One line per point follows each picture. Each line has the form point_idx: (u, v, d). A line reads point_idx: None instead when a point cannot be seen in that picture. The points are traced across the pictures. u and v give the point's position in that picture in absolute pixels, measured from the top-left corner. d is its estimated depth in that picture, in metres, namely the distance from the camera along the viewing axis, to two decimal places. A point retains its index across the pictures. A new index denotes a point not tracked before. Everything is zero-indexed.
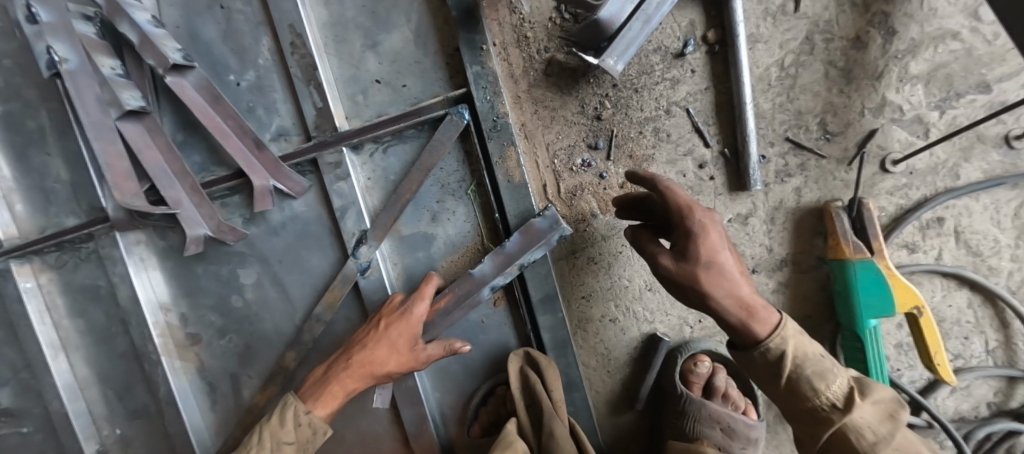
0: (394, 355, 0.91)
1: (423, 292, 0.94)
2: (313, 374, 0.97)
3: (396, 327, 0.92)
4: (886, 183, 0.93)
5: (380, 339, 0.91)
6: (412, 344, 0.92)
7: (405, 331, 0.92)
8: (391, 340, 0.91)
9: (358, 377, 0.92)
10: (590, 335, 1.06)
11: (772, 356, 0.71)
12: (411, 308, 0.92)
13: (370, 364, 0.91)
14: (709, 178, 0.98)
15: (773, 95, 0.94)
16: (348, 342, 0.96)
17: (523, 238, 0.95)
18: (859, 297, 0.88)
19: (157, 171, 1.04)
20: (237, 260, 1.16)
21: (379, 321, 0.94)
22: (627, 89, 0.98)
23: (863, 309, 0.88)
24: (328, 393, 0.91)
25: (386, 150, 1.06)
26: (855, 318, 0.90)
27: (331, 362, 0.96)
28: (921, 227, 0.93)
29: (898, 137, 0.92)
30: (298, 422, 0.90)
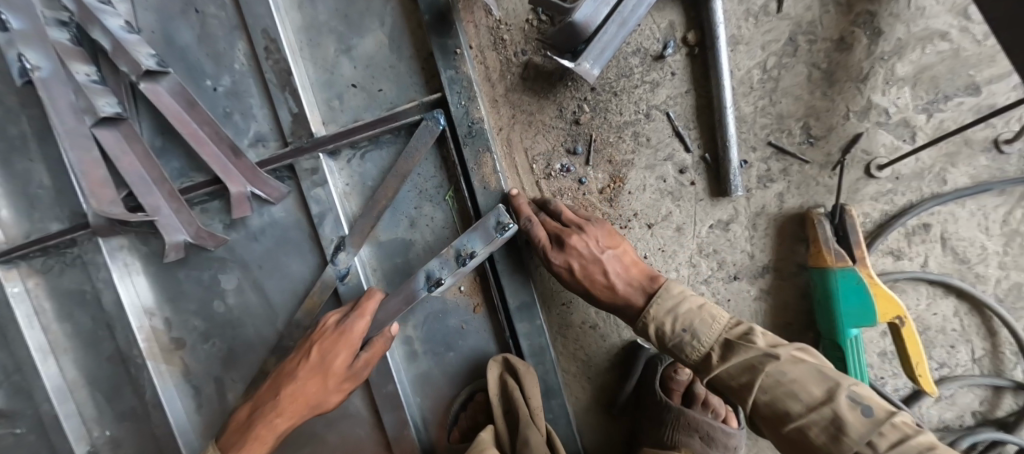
0: (332, 379, 0.90)
1: (361, 310, 0.92)
2: (241, 411, 0.94)
3: (333, 350, 0.90)
4: (869, 189, 0.91)
5: (316, 366, 0.90)
6: (350, 364, 0.91)
7: (343, 350, 0.90)
8: (329, 363, 0.89)
9: (294, 410, 0.90)
10: (570, 342, 1.05)
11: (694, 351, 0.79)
12: (346, 328, 0.91)
13: (306, 393, 0.90)
14: (689, 184, 0.96)
15: (755, 98, 0.92)
16: (281, 373, 0.94)
17: (469, 233, 0.93)
18: (840, 305, 0.87)
19: (135, 177, 1.04)
20: (218, 265, 1.16)
21: (314, 346, 0.91)
22: (605, 93, 0.96)
23: (844, 317, 0.87)
24: (255, 431, 0.89)
25: (363, 155, 1.05)
26: (837, 325, 0.88)
27: (261, 400, 0.93)
28: (906, 233, 0.91)
29: (883, 141, 0.90)
30: None
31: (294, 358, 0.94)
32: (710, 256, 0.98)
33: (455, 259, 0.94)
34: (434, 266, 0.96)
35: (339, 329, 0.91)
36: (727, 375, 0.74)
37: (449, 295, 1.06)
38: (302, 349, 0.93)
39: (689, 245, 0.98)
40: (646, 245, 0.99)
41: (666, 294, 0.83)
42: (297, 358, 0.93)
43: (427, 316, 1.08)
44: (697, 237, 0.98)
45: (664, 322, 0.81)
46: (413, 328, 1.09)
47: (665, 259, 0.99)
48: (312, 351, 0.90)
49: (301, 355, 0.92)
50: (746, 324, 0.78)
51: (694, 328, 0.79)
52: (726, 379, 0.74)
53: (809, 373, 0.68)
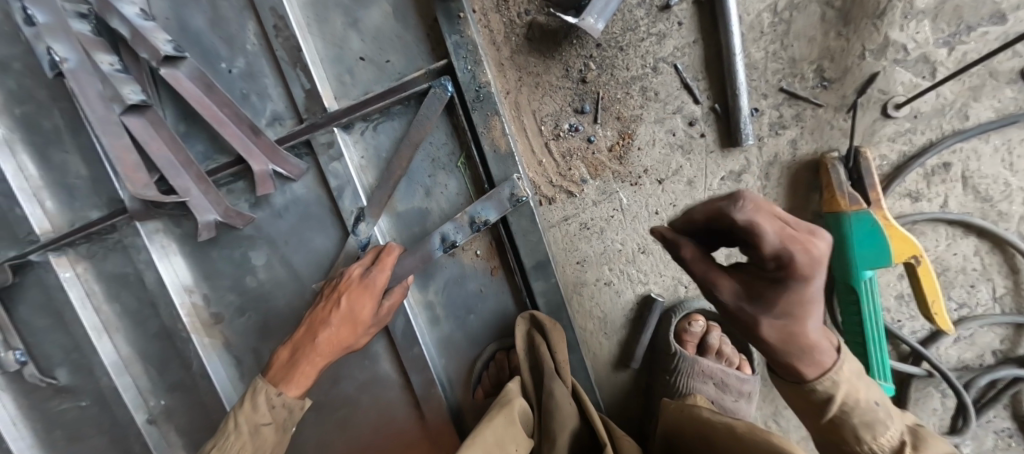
0: (363, 325, 0.94)
1: (384, 263, 0.95)
2: (277, 356, 0.93)
3: (360, 300, 0.93)
4: (887, 130, 0.89)
5: (347, 315, 0.92)
6: (376, 312, 0.95)
7: (370, 301, 0.93)
8: (358, 313, 0.93)
9: (329, 354, 0.93)
10: (585, 299, 1.08)
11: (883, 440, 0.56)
12: (372, 280, 0.93)
13: (340, 339, 0.93)
14: (700, 136, 0.96)
15: (766, 43, 0.90)
16: (310, 321, 0.94)
17: (483, 201, 0.97)
18: (855, 249, 0.86)
19: (164, 161, 1.09)
20: (247, 242, 1.22)
21: (341, 297, 0.93)
22: (611, 48, 0.95)
23: (858, 260, 0.86)
24: (298, 374, 0.90)
25: (375, 128, 1.08)
26: (851, 268, 0.87)
27: (294, 345, 0.93)
28: (926, 173, 0.89)
29: (901, 79, 0.87)
30: (270, 404, 0.88)
31: (320, 309, 0.95)
32: None
33: (469, 227, 0.99)
34: (450, 231, 1.01)
35: (365, 280, 0.93)
36: None
37: (466, 259, 1.10)
38: (329, 300, 0.94)
39: (701, 198, 0.99)
40: (657, 200, 1.00)
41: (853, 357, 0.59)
42: (325, 308, 0.94)
43: (447, 281, 1.13)
44: (709, 190, 0.98)
45: (856, 387, 0.58)
46: (434, 293, 1.14)
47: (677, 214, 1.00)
48: (342, 301, 0.92)
49: (330, 305, 0.94)
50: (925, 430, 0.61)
51: (886, 403, 0.59)
52: None
53: None
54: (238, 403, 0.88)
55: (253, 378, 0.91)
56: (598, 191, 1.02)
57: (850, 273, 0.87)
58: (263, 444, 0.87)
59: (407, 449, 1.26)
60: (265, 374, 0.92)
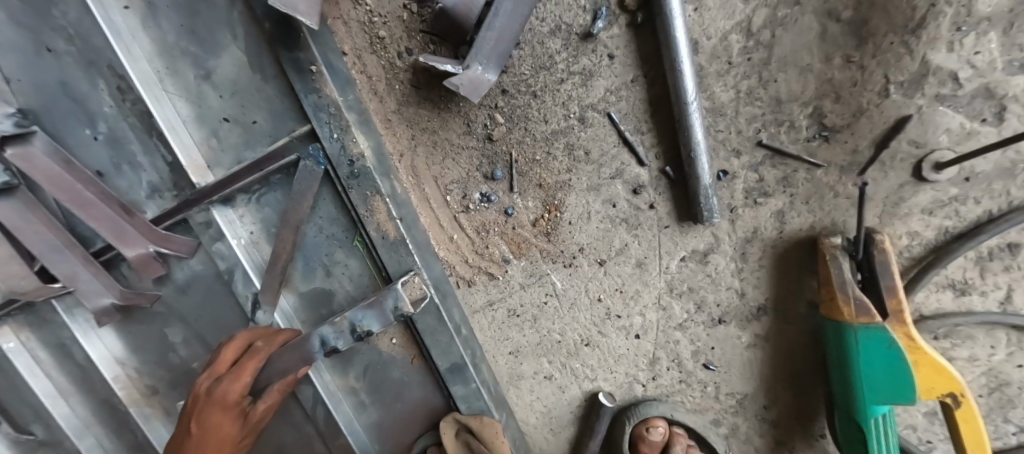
0: (226, 446, 0.79)
1: (238, 372, 0.77)
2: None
3: (213, 421, 0.76)
4: (922, 198, 0.60)
5: (200, 441, 0.77)
6: (242, 425, 0.79)
7: (224, 418, 0.77)
8: (214, 437, 0.77)
9: None
10: (524, 392, 0.90)
11: None
12: (224, 396, 0.76)
13: None
14: (648, 207, 0.71)
15: (735, 78, 0.62)
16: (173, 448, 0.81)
17: (364, 308, 0.76)
18: (862, 374, 0.61)
19: (41, 247, 0.93)
20: (159, 320, 1.11)
21: (191, 419, 0.77)
22: (522, 94, 0.69)
23: (865, 388, 0.61)
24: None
25: (259, 200, 0.90)
26: (854, 396, 0.62)
27: None
28: (978, 258, 0.62)
29: (948, 125, 0.57)
30: None
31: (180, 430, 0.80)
32: (684, 297, 0.75)
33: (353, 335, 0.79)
34: (329, 336, 0.80)
35: (213, 396, 0.76)
36: None
37: (383, 347, 0.95)
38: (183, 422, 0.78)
39: (655, 283, 0.75)
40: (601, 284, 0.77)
41: None
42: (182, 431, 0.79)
43: (366, 367, 0.97)
44: (665, 273, 0.74)
45: None
46: (355, 379, 0.98)
47: (625, 301, 0.78)
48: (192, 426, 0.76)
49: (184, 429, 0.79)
50: None
51: None
52: None
53: None
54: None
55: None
56: (524, 273, 0.80)
57: (851, 400, 0.63)
58: None
59: None
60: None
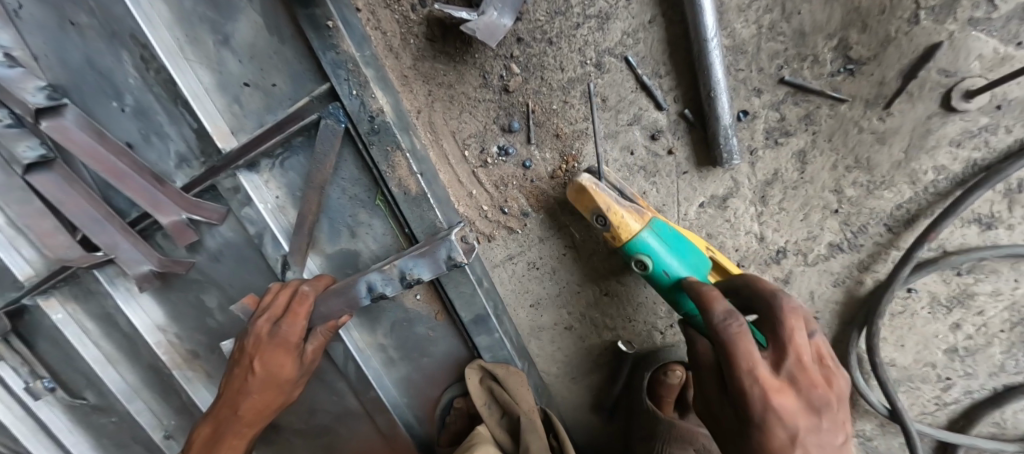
0: (288, 384, 0.83)
1: (295, 317, 0.79)
2: (205, 424, 0.85)
3: (277, 362, 0.80)
4: (950, 129, 0.60)
5: (265, 380, 0.80)
6: (301, 365, 0.83)
7: (286, 358, 0.80)
8: (276, 375, 0.80)
9: (257, 421, 0.84)
10: (545, 344, 0.93)
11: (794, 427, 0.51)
12: (285, 339, 0.79)
13: (265, 401, 0.83)
14: (666, 153, 0.71)
15: (757, 12, 0.60)
16: (228, 388, 0.83)
17: (416, 254, 0.76)
18: (662, 260, 0.64)
19: (84, 218, 0.91)
20: (196, 287, 1.08)
21: (253, 361, 0.80)
22: (538, 42, 0.69)
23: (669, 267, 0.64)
24: (227, 446, 0.84)
25: (282, 164, 0.92)
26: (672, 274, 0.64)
27: (218, 417, 0.84)
28: (1007, 190, 0.61)
29: (981, 50, 0.55)
30: None
31: (236, 370, 0.82)
32: (704, 243, 0.75)
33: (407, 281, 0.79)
34: (376, 283, 0.80)
35: (276, 340, 0.79)
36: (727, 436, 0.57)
37: (408, 303, 0.97)
38: (241, 364, 0.81)
39: (674, 231, 0.75)
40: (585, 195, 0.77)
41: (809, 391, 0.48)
42: (240, 372, 0.81)
43: (392, 323, 1.01)
44: (684, 221, 0.74)
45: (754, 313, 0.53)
46: (383, 337, 1.03)
47: None
48: (255, 365, 0.79)
49: (243, 369, 0.81)
50: None
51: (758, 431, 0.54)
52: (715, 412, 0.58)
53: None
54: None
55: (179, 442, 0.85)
56: (543, 226, 0.82)
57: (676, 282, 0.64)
58: None
59: None
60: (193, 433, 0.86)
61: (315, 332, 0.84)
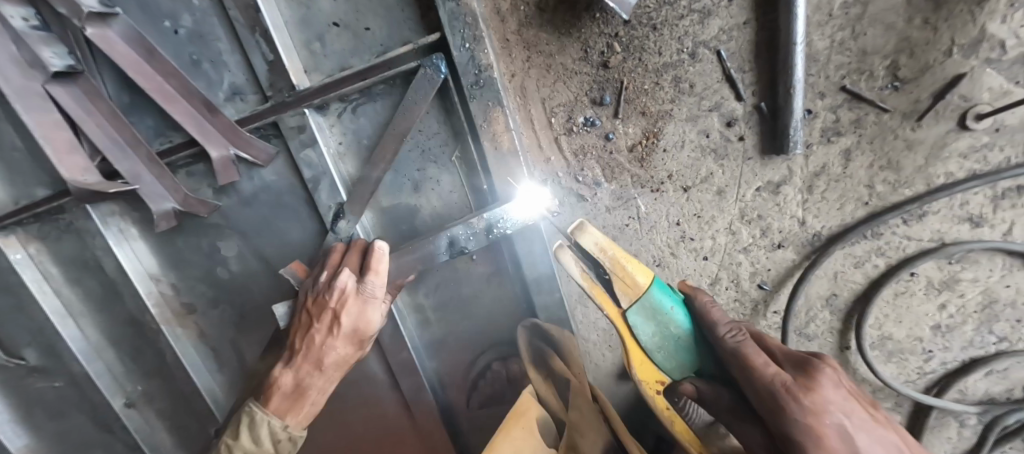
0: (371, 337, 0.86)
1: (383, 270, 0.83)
2: (280, 382, 0.83)
3: (365, 313, 0.83)
4: (961, 144, 0.76)
5: (353, 331, 0.83)
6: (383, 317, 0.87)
7: (373, 311, 0.84)
8: (364, 327, 0.84)
9: (338, 373, 0.86)
10: (590, 312, 0.99)
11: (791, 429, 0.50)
12: (374, 294, 0.82)
13: (349, 353, 0.85)
14: (738, 139, 0.82)
15: (832, 29, 0.73)
16: (309, 343, 0.83)
17: (513, 203, 0.83)
18: (661, 301, 0.61)
19: (104, 140, 0.93)
20: (215, 232, 1.08)
21: (341, 314, 0.82)
22: (643, 26, 0.78)
23: (678, 318, 0.61)
24: (308, 403, 0.83)
25: (354, 110, 0.91)
26: (678, 328, 0.61)
27: (298, 373, 0.83)
28: (993, 197, 0.78)
29: (991, 84, 0.72)
30: (276, 439, 0.81)
31: (319, 325, 0.83)
32: (753, 223, 0.87)
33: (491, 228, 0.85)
34: (461, 237, 0.85)
35: (366, 292, 0.82)
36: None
37: (461, 264, 0.99)
38: (324, 320, 0.82)
39: (730, 210, 0.86)
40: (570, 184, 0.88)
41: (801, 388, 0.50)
42: (322, 328, 0.83)
43: (437, 285, 1.02)
44: (741, 202, 0.85)
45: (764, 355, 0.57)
46: (424, 297, 1.03)
47: (701, 225, 0.88)
48: (343, 321, 0.81)
49: (326, 325, 0.82)
50: None
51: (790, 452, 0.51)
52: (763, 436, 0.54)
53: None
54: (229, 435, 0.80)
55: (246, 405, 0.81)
56: (613, 196, 0.89)
57: (676, 337, 0.61)
58: None
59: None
60: (263, 394, 0.83)
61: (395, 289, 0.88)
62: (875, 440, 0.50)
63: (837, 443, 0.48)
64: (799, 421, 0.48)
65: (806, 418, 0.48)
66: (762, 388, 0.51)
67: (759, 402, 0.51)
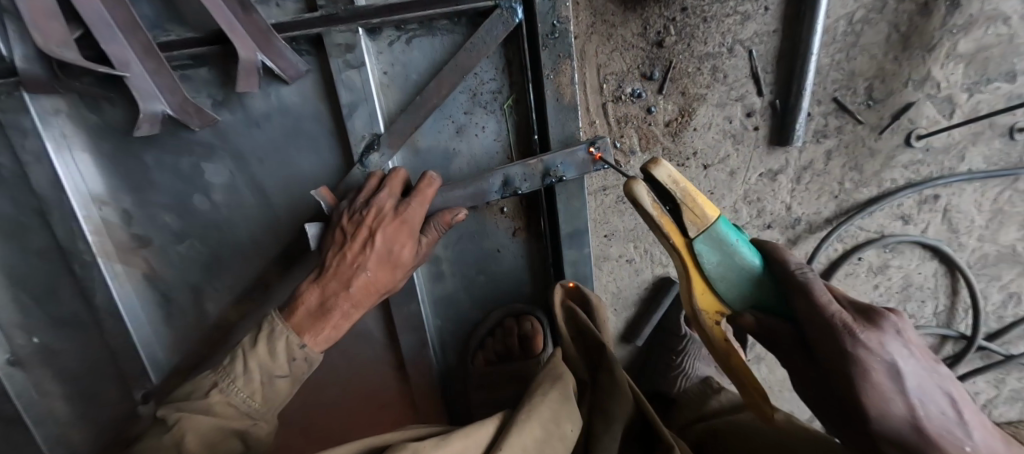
0: (402, 268, 0.81)
1: (422, 197, 0.80)
2: (303, 298, 0.78)
3: (399, 240, 0.79)
4: (904, 157, 0.99)
5: (384, 257, 0.79)
6: (417, 252, 0.82)
7: (407, 239, 0.80)
8: (396, 254, 0.79)
9: (365, 303, 0.80)
10: (604, 273, 1.07)
11: (899, 396, 0.45)
12: (411, 218, 0.79)
13: (378, 280, 0.80)
14: (753, 128, 0.97)
15: (834, 51, 0.92)
16: (339, 262, 0.79)
17: (580, 157, 0.89)
18: (740, 246, 0.56)
19: (93, 13, 0.74)
20: (205, 151, 0.93)
21: (374, 234, 0.78)
22: (695, 16, 0.89)
23: (747, 256, 0.56)
24: (329, 325, 0.77)
25: (409, 41, 0.88)
26: (745, 262, 0.56)
27: (324, 291, 0.78)
28: (919, 201, 1.02)
29: (928, 114, 0.96)
30: (291, 356, 0.74)
31: (350, 244, 0.79)
32: (752, 204, 1.03)
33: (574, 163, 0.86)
34: (516, 178, 0.90)
35: (400, 214, 0.79)
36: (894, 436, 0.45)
37: (489, 215, 0.99)
38: (356, 239, 0.78)
39: (737, 190, 1.02)
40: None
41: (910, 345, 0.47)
42: (353, 247, 0.79)
43: (460, 236, 1.00)
44: (746, 184, 1.02)
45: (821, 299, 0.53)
46: (442, 248, 1.01)
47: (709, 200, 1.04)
48: (375, 241, 0.77)
49: (357, 245, 0.78)
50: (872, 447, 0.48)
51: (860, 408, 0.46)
52: (890, 427, 0.45)
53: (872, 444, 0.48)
54: (249, 342, 0.75)
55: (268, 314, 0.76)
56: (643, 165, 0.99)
57: (744, 273, 0.56)
58: (277, 395, 0.74)
59: (378, 411, 1.13)
60: (287, 308, 0.78)
61: (432, 222, 0.83)
62: (926, 382, 0.46)
63: (891, 381, 0.45)
64: (852, 354, 0.45)
65: (866, 356, 0.45)
66: (817, 322, 0.48)
67: (812, 334, 0.48)
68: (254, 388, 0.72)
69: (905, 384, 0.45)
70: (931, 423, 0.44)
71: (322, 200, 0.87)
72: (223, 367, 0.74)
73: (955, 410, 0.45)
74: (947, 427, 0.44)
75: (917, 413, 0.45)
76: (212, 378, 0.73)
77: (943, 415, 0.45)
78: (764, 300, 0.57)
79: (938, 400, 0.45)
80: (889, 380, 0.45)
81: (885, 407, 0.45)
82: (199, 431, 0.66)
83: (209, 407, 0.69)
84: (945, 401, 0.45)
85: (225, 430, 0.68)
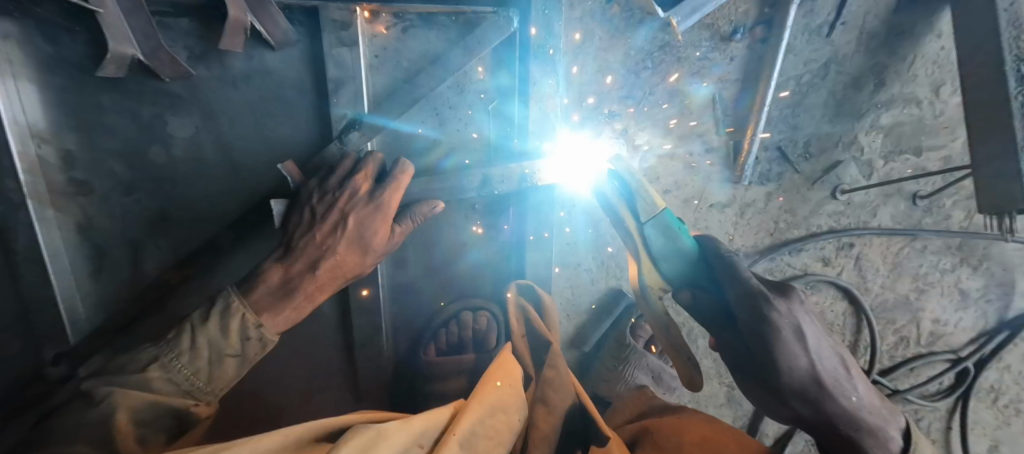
0: (372, 255, 0.81)
1: (397, 186, 0.80)
2: (265, 276, 0.75)
3: (372, 226, 0.79)
4: (829, 207, 1.13)
5: (354, 243, 0.78)
6: (388, 240, 0.82)
7: (382, 227, 0.80)
8: (368, 240, 0.79)
9: (330, 286, 0.79)
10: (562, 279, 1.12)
11: (804, 354, 0.60)
12: (385, 206, 0.79)
13: (345, 265, 0.79)
14: (708, 163, 1.08)
15: (782, 106, 1.04)
16: (306, 243, 0.78)
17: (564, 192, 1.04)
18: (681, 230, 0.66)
19: None
20: (173, 103, 0.89)
21: (346, 218, 0.77)
22: (671, 55, 0.98)
23: (687, 238, 0.66)
24: (291, 306, 0.75)
25: (405, 30, 0.91)
26: (684, 243, 0.65)
27: (289, 273, 0.76)
28: (837, 246, 1.17)
29: (852, 172, 1.10)
30: (245, 333, 0.71)
31: (319, 225, 0.78)
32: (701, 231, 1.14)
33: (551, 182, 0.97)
34: (495, 179, 0.93)
35: (375, 202, 0.78)
36: (796, 384, 0.60)
37: (460, 209, 1.02)
38: (328, 219, 0.77)
39: (689, 216, 1.12)
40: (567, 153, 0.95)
41: (807, 313, 0.63)
42: (324, 227, 0.78)
43: (429, 226, 1.02)
44: (697, 212, 1.12)
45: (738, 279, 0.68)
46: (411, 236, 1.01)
47: None
48: (347, 224, 0.77)
49: (328, 226, 0.78)
50: (779, 400, 0.63)
51: (775, 363, 0.59)
52: (794, 376, 0.60)
53: (784, 397, 0.62)
54: (198, 316, 0.69)
55: (223, 290, 0.71)
56: None
57: (684, 253, 0.65)
58: (222, 375, 0.69)
59: (322, 393, 1.10)
60: (245, 285, 0.74)
61: (409, 213, 0.85)
62: (822, 344, 0.62)
63: (796, 342, 0.60)
64: (771, 322, 0.59)
65: (779, 322, 0.59)
66: (748, 298, 0.60)
67: (742, 308, 0.60)
68: (200, 366, 0.67)
69: (807, 343, 0.61)
70: (826, 376, 0.61)
71: (289, 176, 0.83)
72: (166, 340, 0.67)
73: (843, 368, 0.63)
74: (837, 380, 0.62)
75: (815, 368, 0.61)
76: (152, 351, 0.67)
77: (834, 371, 0.62)
78: (701, 282, 0.65)
79: (830, 358, 0.63)
80: (797, 341, 0.60)
81: (796, 362, 0.60)
82: (133, 408, 0.60)
83: (145, 382, 0.63)
84: (834, 358, 0.63)
85: (162, 408, 0.62)
